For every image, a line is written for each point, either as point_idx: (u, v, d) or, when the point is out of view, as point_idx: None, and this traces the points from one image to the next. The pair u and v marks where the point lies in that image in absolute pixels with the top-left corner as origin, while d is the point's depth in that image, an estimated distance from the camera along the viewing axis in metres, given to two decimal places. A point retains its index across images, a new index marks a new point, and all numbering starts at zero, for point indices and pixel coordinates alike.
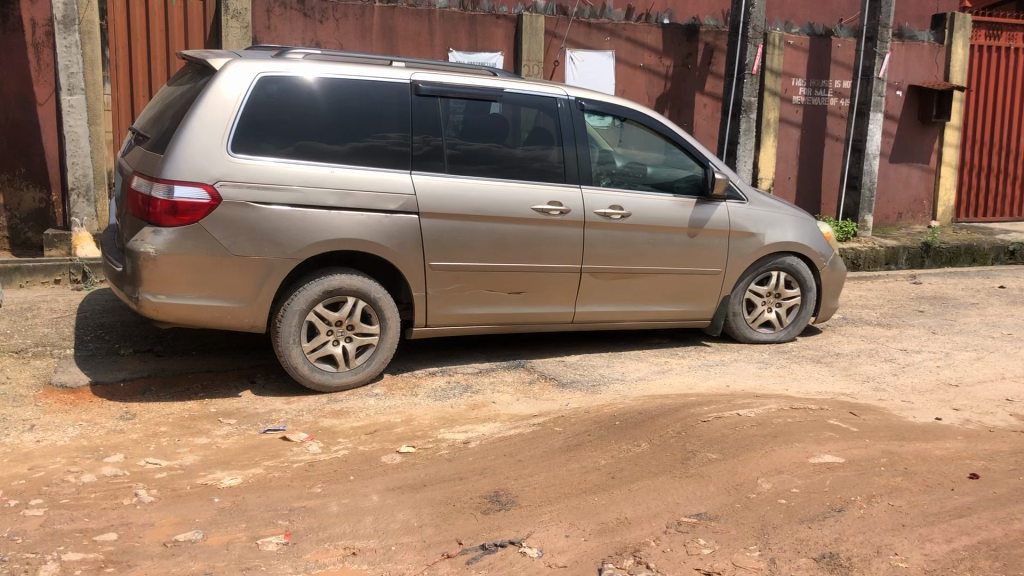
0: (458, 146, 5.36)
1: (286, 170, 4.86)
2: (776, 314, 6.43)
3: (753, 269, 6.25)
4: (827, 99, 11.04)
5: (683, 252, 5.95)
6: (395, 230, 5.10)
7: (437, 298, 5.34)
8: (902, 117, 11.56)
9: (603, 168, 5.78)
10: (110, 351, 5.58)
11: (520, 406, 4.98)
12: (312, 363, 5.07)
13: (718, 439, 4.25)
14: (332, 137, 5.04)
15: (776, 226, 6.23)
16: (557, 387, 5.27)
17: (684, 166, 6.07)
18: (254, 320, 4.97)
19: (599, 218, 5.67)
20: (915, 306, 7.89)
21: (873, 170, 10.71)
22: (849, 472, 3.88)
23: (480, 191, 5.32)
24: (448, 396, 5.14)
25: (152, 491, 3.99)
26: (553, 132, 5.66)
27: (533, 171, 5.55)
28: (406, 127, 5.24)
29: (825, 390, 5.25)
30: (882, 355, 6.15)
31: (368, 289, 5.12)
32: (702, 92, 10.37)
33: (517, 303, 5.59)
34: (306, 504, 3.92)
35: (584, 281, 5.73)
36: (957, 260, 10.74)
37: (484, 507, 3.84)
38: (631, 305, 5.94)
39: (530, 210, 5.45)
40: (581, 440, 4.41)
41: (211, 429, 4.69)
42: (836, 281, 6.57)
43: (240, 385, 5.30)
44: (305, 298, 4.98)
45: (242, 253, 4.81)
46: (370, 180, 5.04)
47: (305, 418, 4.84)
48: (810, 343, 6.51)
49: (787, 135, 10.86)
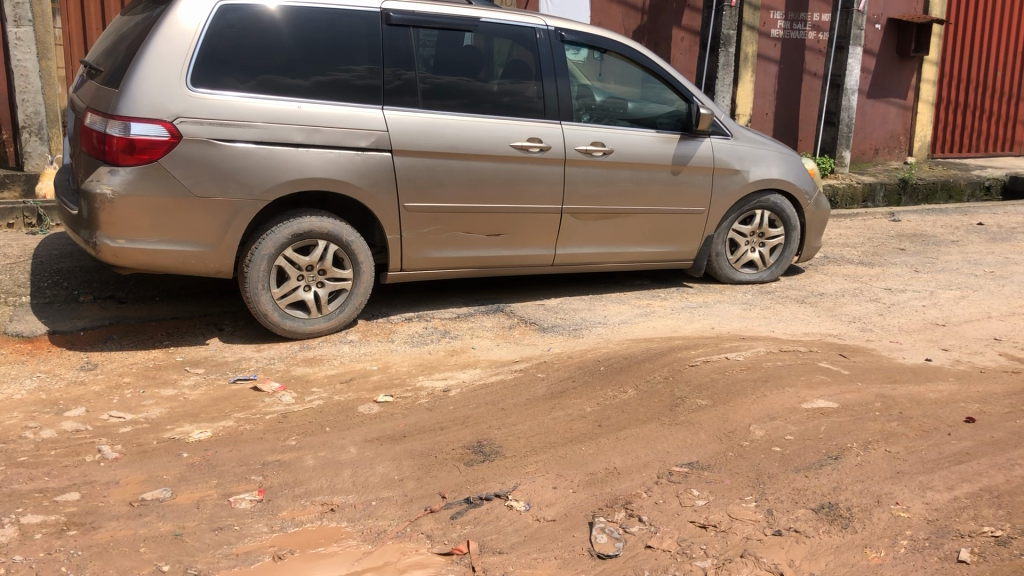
0: (431, 79, 5.08)
1: (250, 106, 4.57)
2: (759, 254, 6.28)
3: (736, 208, 6.08)
4: (806, 33, 10.79)
5: (666, 190, 5.76)
6: (367, 169, 4.85)
7: (412, 241, 5.12)
8: (881, 51, 11.34)
9: (582, 102, 5.54)
10: (68, 298, 5.31)
11: (500, 352, 4.81)
12: (282, 310, 4.85)
13: (706, 384, 4.10)
14: (297, 69, 4.74)
15: (761, 162, 6.04)
16: (538, 331, 5.09)
17: (667, 101, 5.85)
18: (220, 266, 4.73)
19: (580, 154, 5.44)
20: (895, 243, 7.79)
21: (851, 105, 10.53)
22: (843, 418, 3.76)
23: (455, 128, 5.07)
24: (426, 342, 4.95)
25: (117, 446, 3.79)
26: (532, 65, 5.41)
27: (509, 105, 5.29)
28: (374, 59, 4.95)
29: (812, 332, 5.14)
30: (867, 294, 6.04)
31: (339, 232, 4.89)
32: (680, 26, 10.07)
33: (495, 245, 5.38)
34: (280, 458, 3.74)
35: (565, 221, 5.53)
36: (933, 196, 10.68)
37: (467, 458, 3.69)
38: (613, 246, 5.76)
39: (509, 148, 5.22)
40: (565, 387, 4.26)
41: (178, 379, 4.48)
42: (819, 219, 6.42)
43: (207, 332, 5.07)
44: (274, 243, 4.73)
45: (205, 194, 4.54)
46: (339, 116, 4.77)
47: (276, 367, 4.64)
48: (793, 283, 6.39)
49: (765, 70, 10.62)
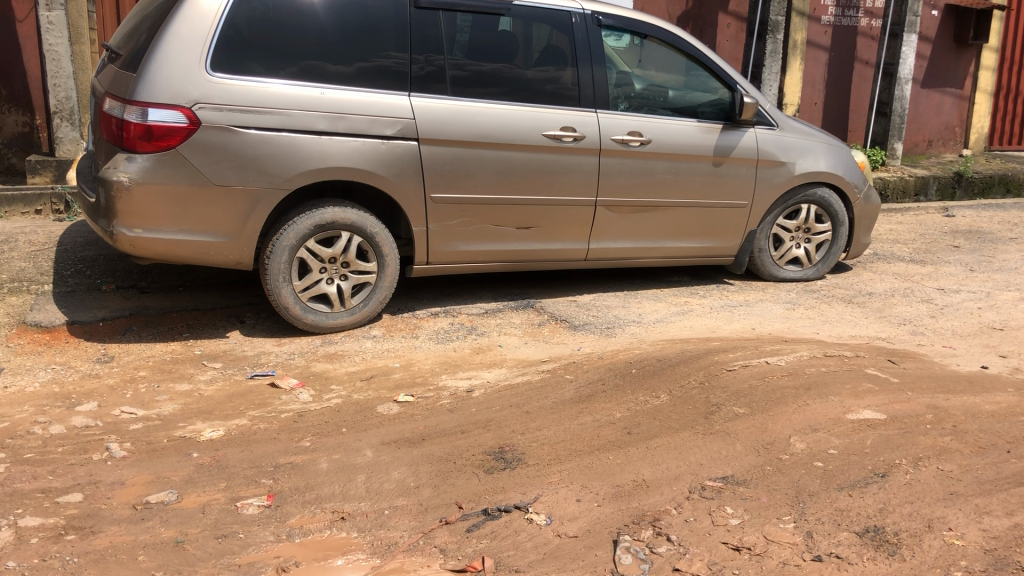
0: (460, 65, 4.88)
1: (271, 92, 4.40)
2: (805, 250, 5.99)
3: (781, 202, 5.79)
4: (858, 19, 10.37)
5: (706, 182, 5.50)
6: (393, 158, 4.67)
7: (439, 233, 4.92)
8: (937, 38, 10.89)
9: (621, 90, 5.30)
10: (91, 287, 5.21)
11: (528, 351, 4.60)
12: (304, 304, 4.68)
13: (744, 391, 3.86)
14: (320, 53, 4.55)
15: (808, 154, 5.75)
16: (569, 329, 4.87)
17: (709, 89, 5.58)
18: (239, 256, 4.58)
19: (617, 144, 5.20)
20: (949, 240, 7.43)
21: (905, 95, 10.12)
22: (892, 431, 3.50)
23: (486, 116, 4.86)
24: (451, 339, 4.76)
25: (126, 444, 3.65)
26: (568, 51, 5.17)
27: (542, 92, 5.07)
28: (402, 42, 4.75)
29: (860, 335, 4.85)
30: (919, 295, 5.72)
31: (364, 224, 4.71)
32: (726, 11, 9.74)
33: (526, 239, 5.17)
34: (292, 460, 3.58)
35: (599, 214, 5.30)
36: (990, 191, 10.23)
37: (487, 465, 3.49)
38: (649, 241, 5.52)
39: (541, 137, 4.99)
40: (595, 390, 4.04)
41: (195, 374, 4.34)
42: (869, 215, 6.11)
43: (228, 324, 4.93)
44: (296, 234, 4.56)
45: (224, 183, 4.39)
46: (364, 103, 4.58)
47: (296, 362, 4.48)
48: (840, 281, 6.09)
49: (815, 58, 10.24)
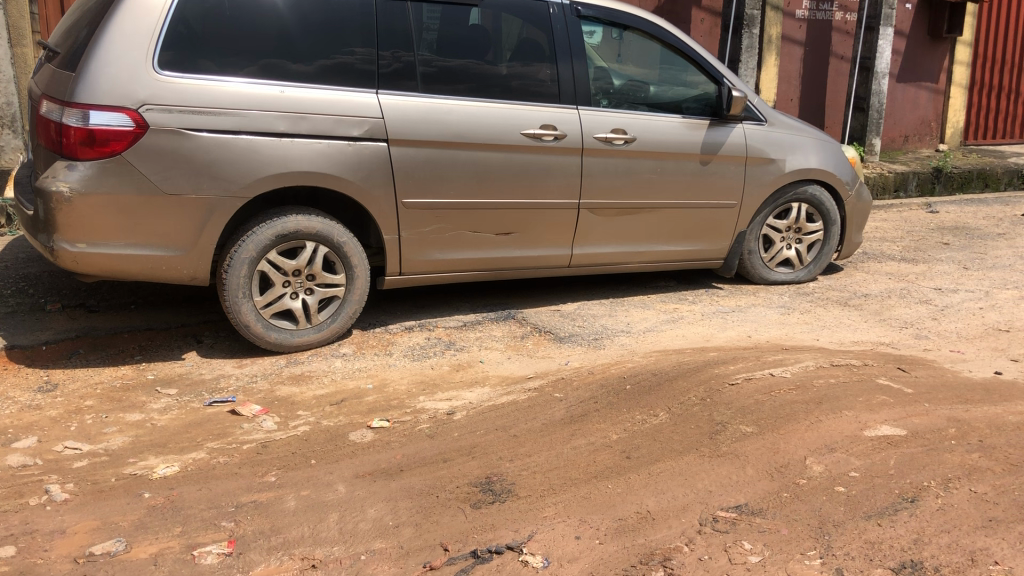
0: (431, 60, 4.53)
1: (226, 91, 4.03)
2: (796, 251, 5.72)
3: (771, 201, 5.51)
4: (833, 13, 10.17)
5: (694, 182, 5.20)
6: (361, 161, 4.31)
7: (413, 241, 4.57)
8: (912, 32, 10.72)
9: (599, 85, 4.99)
10: (34, 307, 4.80)
11: (511, 367, 4.26)
12: (266, 320, 4.31)
13: (751, 407, 3.55)
14: (279, 49, 4.19)
15: (798, 150, 5.48)
16: (554, 342, 4.54)
17: (692, 83, 5.28)
18: (194, 271, 4.20)
19: (599, 143, 4.88)
20: (938, 237, 7.21)
21: (882, 89, 9.92)
22: (914, 449, 3.21)
23: (460, 114, 4.52)
24: (428, 355, 4.41)
25: (67, 486, 3.26)
26: (545, 45, 4.85)
27: (518, 88, 4.74)
28: (368, 37, 4.40)
29: (863, 341, 4.57)
30: (916, 296, 5.46)
31: (330, 233, 4.35)
32: (700, 6, 9.48)
33: (506, 246, 4.84)
34: (255, 499, 3.21)
35: (582, 217, 4.98)
36: (969, 185, 10.07)
37: (473, 499, 3.15)
38: (635, 245, 5.21)
39: (519, 136, 4.66)
40: (587, 410, 3.71)
41: (147, 402, 3.94)
42: (861, 212, 5.86)
43: (184, 345, 4.54)
44: (256, 245, 4.19)
45: (176, 191, 4.01)
46: (328, 101, 4.22)
47: (258, 386, 4.10)
48: (833, 283, 5.82)
49: (790, 53, 10.01)
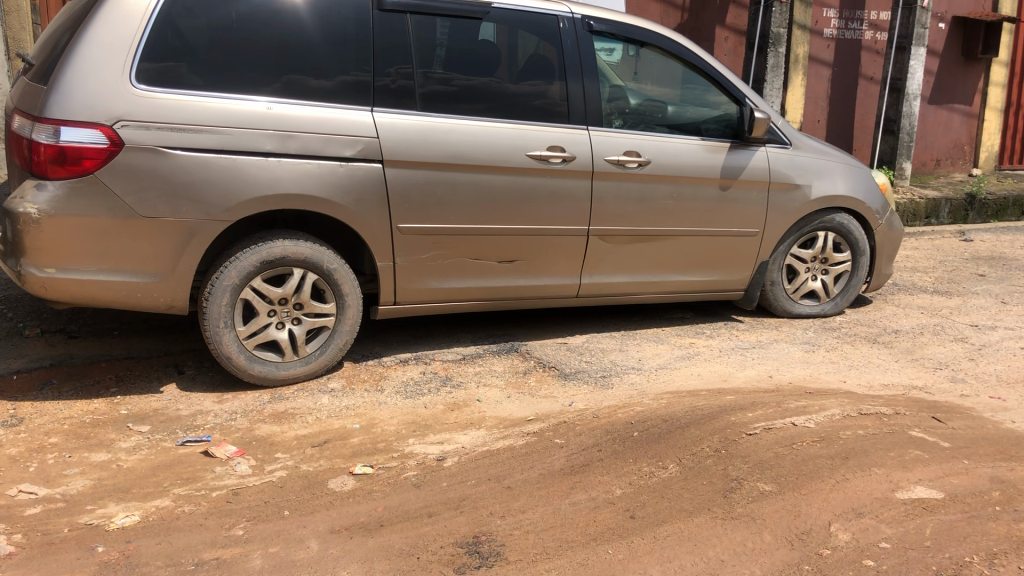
0: (431, 76, 4.24)
1: (209, 107, 3.76)
2: (822, 283, 5.37)
3: (795, 229, 5.17)
4: (863, 32, 9.83)
5: (713, 208, 4.87)
6: (354, 183, 4.03)
7: (409, 269, 4.27)
8: (945, 52, 10.34)
9: (614, 105, 4.69)
10: (11, 332, 4.55)
11: (511, 407, 3.94)
12: (249, 352, 4.02)
13: (770, 462, 3.21)
14: (267, 63, 3.91)
15: (825, 176, 5.14)
16: (558, 380, 4.22)
17: (713, 103, 4.96)
18: (172, 299, 3.92)
19: (611, 166, 4.57)
20: (973, 268, 6.82)
21: (914, 111, 9.55)
22: (953, 517, 2.85)
23: (461, 133, 4.22)
24: (421, 392, 4.09)
25: (15, 537, 2.96)
26: (555, 62, 4.56)
27: (525, 107, 4.45)
28: (363, 52, 4.11)
29: (894, 384, 4.21)
30: (951, 333, 5.09)
31: (319, 259, 4.06)
32: (723, 24, 9.18)
33: (509, 274, 4.53)
34: (219, 555, 2.89)
35: (592, 244, 4.66)
36: (1004, 212, 9.65)
37: (457, 562, 2.82)
38: (648, 274, 4.89)
39: (525, 158, 4.36)
40: (589, 460, 3.38)
41: (116, 440, 3.65)
42: (891, 242, 5.51)
43: (164, 376, 4.26)
44: (239, 272, 3.90)
45: (152, 213, 3.74)
46: (318, 119, 3.94)
47: (237, 425, 3.80)
48: (860, 317, 5.46)
49: (817, 73, 9.68)
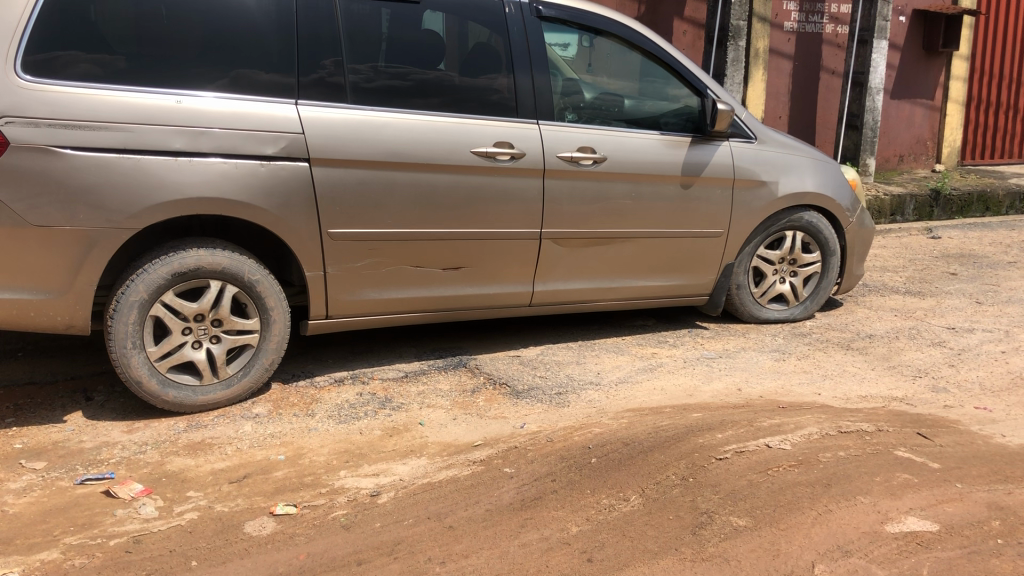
0: (363, 66, 3.83)
1: (108, 101, 3.34)
2: (791, 285, 5.05)
3: (762, 229, 4.84)
4: (823, 25, 9.58)
5: (674, 208, 4.52)
6: (277, 185, 3.62)
7: (342, 278, 3.87)
8: (906, 45, 10.13)
9: (567, 99, 4.32)
10: None
11: (456, 430, 3.55)
12: (162, 375, 3.59)
13: (743, 492, 2.86)
14: (176, 51, 3.49)
15: (792, 171, 4.82)
16: (509, 398, 3.83)
17: (673, 96, 4.62)
18: (70, 319, 3.47)
19: (564, 163, 4.20)
20: (944, 266, 6.56)
21: (876, 106, 9.31)
22: (951, 553, 2.52)
23: (398, 128, 3.82)
24: (357, 416, 3.68)
25: None
26: (502, 51, 4.18)
27: (469, 99, 4.05)
28: (286, 39, 3.70)
29: (873, 395, 3.89)
30: (928, 337, 4.79)
31: (239, 270, 3.65)
32: (682, 17, 8.87)
33: (455, 282, 4.14)
34: None
35: (545, 249, 4.29)
36: (969, 208, 9.45)
37: None
38: (607, 280, 4.53)
39: (470, 155, 3.97)
40: (542, 492, 3.00)
41: (4, 480, 3.19)
42: (862, 240, 5.21)
43: (69, 402, 3.79)
44: (147, 286, 3.48)
45: (44, 220, 3.30)
46: (235, 113, 3.53)
47: (146, 459, 3.36)
48: (831, 321, 5.15)
49: (778, 68, 9.41)
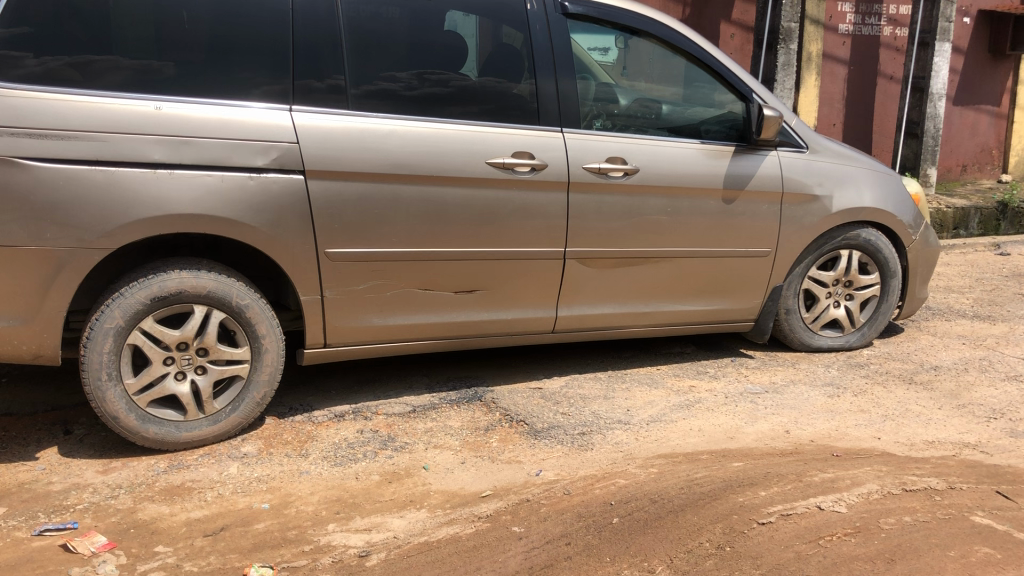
0: (367, 69, 3.47)
1: (83, 106, 3.01)
2: (846, 310, 4.57)
3: (814, 248, 4.38)
4: (880, 28, 9.03)
5: (715, 224, 4.08)
6: (268, 200, 3.26)
7: (342, 303, 3.51)
8: (971, 48, 9.52)
9: (595, 105, 3.91)
10: None
11: (463, 477, 3.15)
12: (142, 410, 3.25)
13: (792, 568, 2.41)
14: (159, 53, 3.17)
15: (847, 184, 4.34)
16: (526, 438, 3.42)
17: (715, 101, 4.17)
18: (38, 348, 3.15)
19: (592, 175, 3.78)
20: (1016, 287, 6.00)
21: (938, 113, 8.73)
22: None
23: (405, 137, 3.45)
24: (355, 458, 3.30)
25: None
26: (523, 51, 3.77)
27: (485, 104, 3.67)
28: (280, 40, 3.34)
29: (942, 441, 3.40)
30: (1002, 370, 4.27)
31: (226, 294, 3.30)
32: (729, 20, 8.41)
33: (469, 307, 3.75)
34: None
35: (570, 270, 3.88)
36: None
37: None
38: (640, 304, 4.10)
39: (485, 167, 3.58)
40: (555, 558, 2.58)
41: None
42: (926, 260, 4.71)
43: (44, 437, 3.47)
44: (124, 312, 3.14)
45: (8, 240, 2.98)
46: (222, 121, 3.18)
47: (117, 505, 3.01)
48: (891, 350, 4.65)
49: (832, 72, 8.88)
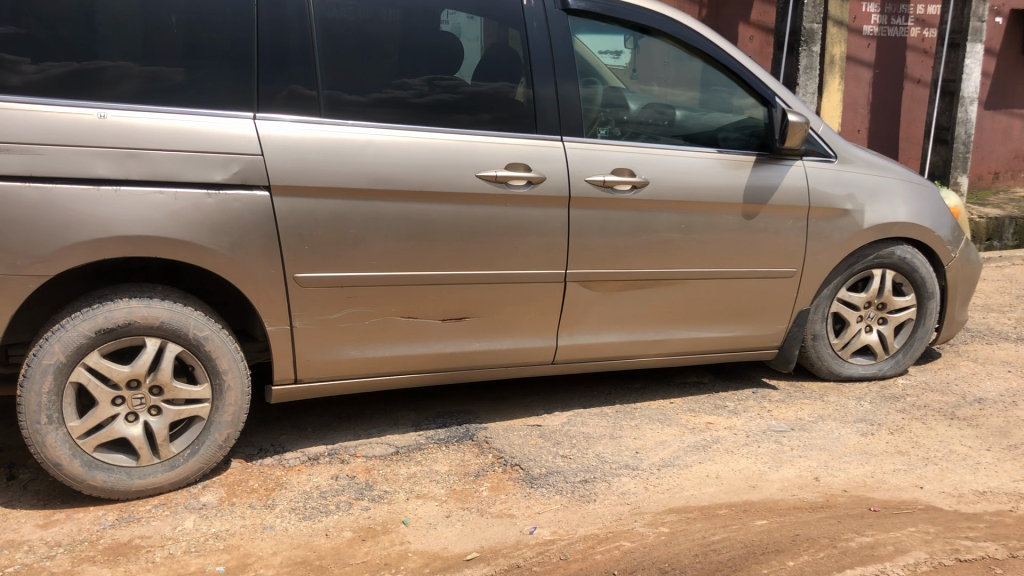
0: (343, 73, 3.09)
1: (14, 115, 2.65)
2: (878, 334, 4.16)
3: (843, 267, 3.97)
4: (907, 29, 8.59)
5: (734, 242, 3.68)
6: (229, 220, 2.90)
7: (313, 333, 3.14)
8: (1003, 50, 9.06)
9: (600, 110, 3.53)
10: None
11: (447, 534, 2.76)
12: (88, 455, 2.88)
13: None
14: (104, 54, 2.81)
15: (880, 196, 3.93)
16: (521, 487, 3.03)
17: (733, 105, 3.78)
18: None
19: (596, 189, 3.40)
20: None
21: (970, 118, 8.29)
22: None
23: (384, 148, 3.08)
24: (326, 511, 2.93)
25: None
26: (520, 50, 3.39)
27: (475, 111, 3.29)
28: (243, 40, 2.96)
29: (995, 491, 2.98)
30: None
31: (183, 324, 2.93)
32: (747, 21, 8.01)
33: (458, 336, 3.37)
34: None
35: (573, 294, 3.49)
36: None
37: None
38: (650, 331, 3.71)
39: (476, 181, 3.20)
40: None
41: None
42: (965, 279, 4.29)
43: None
44: (65, 346, 2.78)
45: None
46: (175, 131, 2.81)
47: (52, 566, 2.64)
48: (928, 379, 4.24)
49: (856, 76, 8.46)
